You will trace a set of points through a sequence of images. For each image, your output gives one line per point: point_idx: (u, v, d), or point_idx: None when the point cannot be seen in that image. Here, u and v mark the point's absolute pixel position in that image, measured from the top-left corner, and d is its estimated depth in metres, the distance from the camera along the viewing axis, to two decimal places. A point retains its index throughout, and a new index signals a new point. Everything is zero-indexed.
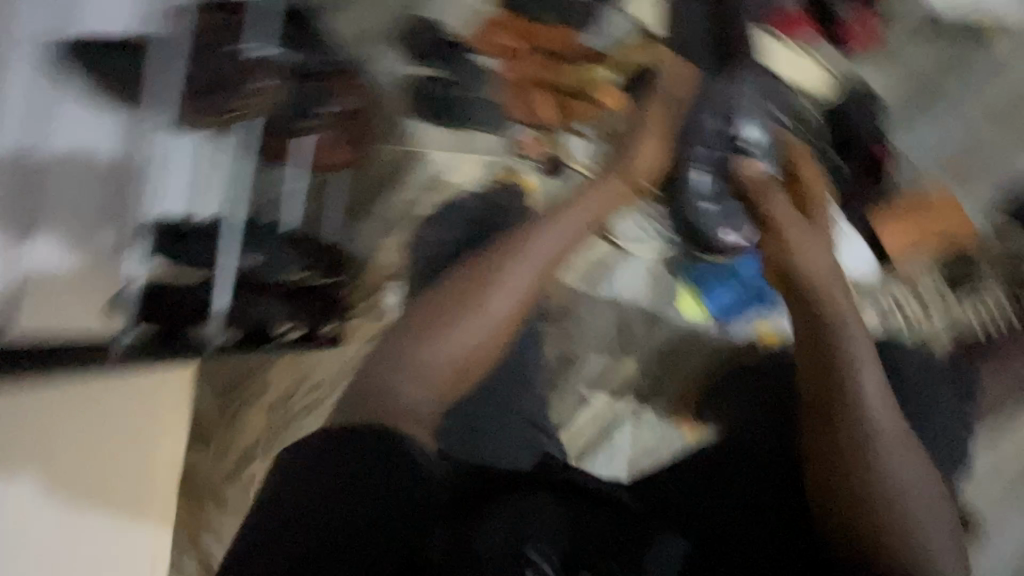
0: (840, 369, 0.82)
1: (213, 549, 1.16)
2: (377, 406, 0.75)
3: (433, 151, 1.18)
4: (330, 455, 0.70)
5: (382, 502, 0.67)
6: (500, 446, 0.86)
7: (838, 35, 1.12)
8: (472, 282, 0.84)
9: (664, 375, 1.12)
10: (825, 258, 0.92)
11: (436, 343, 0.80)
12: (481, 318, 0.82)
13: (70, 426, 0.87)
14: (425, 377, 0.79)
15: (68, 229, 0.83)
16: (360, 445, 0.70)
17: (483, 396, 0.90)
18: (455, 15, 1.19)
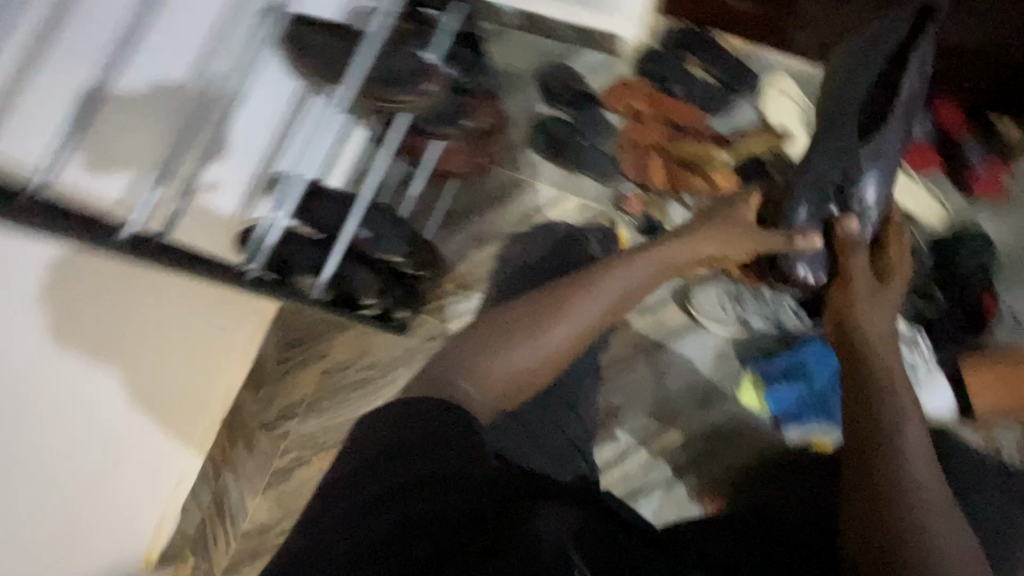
0: (884, 410, 0.67)
1: (232, 488, 1.22)
2: (450, 393, 0.70)
3: (542, 183, 1.26)
4: (400, 442, 0.63)
5: (435, 474, 0.60)
6: (546, 459, 0.80)
7: (963, 177, 1.13)
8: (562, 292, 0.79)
9: (708, 456, 1.10)
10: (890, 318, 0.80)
11: (508, 346, 0.75)
12: (563, 325, 0.77)
13: (159, 319, 0.95)
14: (491, 382, 0.73)
15: (238, 173, 0.97)
16: (425, 427, 0.63)
17: (539, 406, 0.85)
18: (596, 73, 1.30)
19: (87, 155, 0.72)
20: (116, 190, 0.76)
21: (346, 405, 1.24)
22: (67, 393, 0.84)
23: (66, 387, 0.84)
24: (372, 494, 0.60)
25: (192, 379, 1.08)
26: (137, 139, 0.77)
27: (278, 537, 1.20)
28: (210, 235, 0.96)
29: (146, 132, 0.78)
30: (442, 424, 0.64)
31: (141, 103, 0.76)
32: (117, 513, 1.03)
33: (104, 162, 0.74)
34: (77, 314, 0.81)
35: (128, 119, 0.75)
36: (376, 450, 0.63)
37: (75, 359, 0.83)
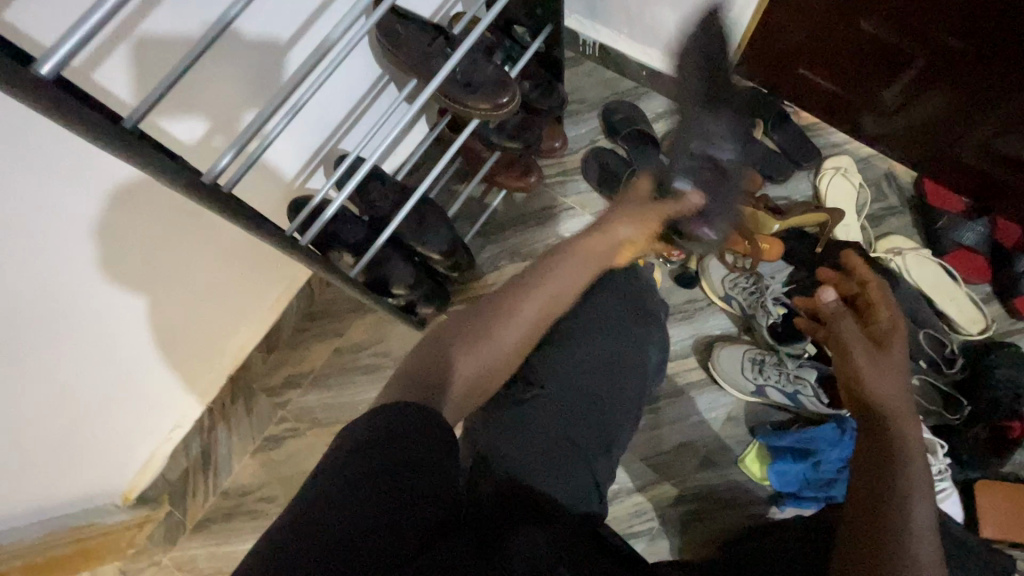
0: (889, 489, 0.54)
1: (221, 443, 1.22)
2: (436, 390, 0.60)
3: (587, 211, 1.27)
4: (391, 456, 0.47)
5: (437, 483, 0.49)
6: (543, 474, 0.66)
7: (1009, 295, 1.10)
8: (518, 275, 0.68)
9: (698, 517, 1.07)
10: (901, 383, 0.62)
11: (478, 343, 0.63)
12: (528, 305, 0.65)
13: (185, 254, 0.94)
14: (460, 377, 0.62)
15: (305, 143, 1.00)
16: (412, 426, 0.49)
17: (540, 410, 0.72)
18: (660, 118, 1.32)
19: (177, 95, 0.76)
20: (196, 133, 0.81)
21: (351, 385, 1.24)
22: (99, 312, 0.86)
23: (98, 307, 0.86)
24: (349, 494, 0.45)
25: (214, 328, 1.11)
26: (220, 88, 0.81)
27: (256, 502, 1.20)
28: (265, 194, 1.00)
29: (232, 86, 0.82)
30: (433, 437, 0.50)
31: (235, 57, 0.80)
32: (114, 441, 1.05)
33: (186, 103, 0.78)
34: (122, 237, 0.82)
35: (220, 76, 0.80)
36: (361, 469, 0.46)
37: (107, 279, 0.84)
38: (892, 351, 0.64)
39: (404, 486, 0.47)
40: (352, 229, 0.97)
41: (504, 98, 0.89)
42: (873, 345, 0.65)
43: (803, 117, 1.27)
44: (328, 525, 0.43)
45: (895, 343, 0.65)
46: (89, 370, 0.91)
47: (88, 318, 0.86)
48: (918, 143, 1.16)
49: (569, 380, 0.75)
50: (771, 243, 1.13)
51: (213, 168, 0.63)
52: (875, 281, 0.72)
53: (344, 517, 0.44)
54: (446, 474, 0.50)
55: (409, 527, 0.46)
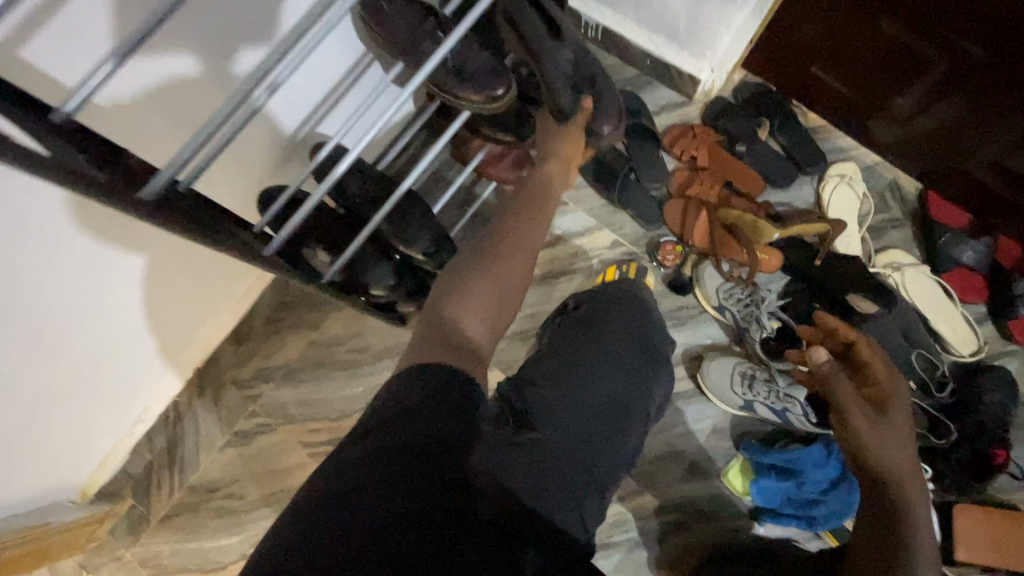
0: (895, 552, 0.58)
1: (188, 436, 1.17)
2: (449, 326, 0.71)
3: (581, 208, 1.21)
4: (404, 423, 0.56)
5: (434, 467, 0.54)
6: (550, 488, 0.64)
7: (1004, 317, 1.08)
8: (508, 233, 0.81)
9: (677, 530, 1.06)
10: (904, 449, 0.66)
11: (481, 278, 0.76)
12: (517, 239, 0.81)
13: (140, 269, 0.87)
14: (470, 309, 0.73)
15: (279, 126, 0.92)
16: (424, 392, 0.59)
17: (554, 425, 0.71)
18: (662, 111, 1.25)
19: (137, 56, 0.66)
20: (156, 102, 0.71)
21: (326, 381, 1.19)
22: (84, 309, 0.83)
23: (97, 296, 0.83)
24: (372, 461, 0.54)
25: (187, 313, 1.04)
26: (187, 51, 0.70)
27: (224, 499, 1.15)
28: (231, 183, 0.91)
29: (202, 48, 0.72)
30: (444, 402, 0.59)
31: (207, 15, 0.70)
32: (76, 434, 0.99)
33: (148, 66, 0.67)
34: (109, 237, 0.78)
35: (177, 55, 0.70)
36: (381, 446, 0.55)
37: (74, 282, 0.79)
38: (891, 415, 0.68)
39: (413, 452, 0.54)
40: (327, 223, 0.90)
41: (499, 90, 0.82)
42: (872, 409, 0.70)
43: (811, 118, 1.21)
44: (350, 480, 0.53)
45: (893, 405, 0.69)
46: (69, 364, 0.86)
47: (85, 308, 0.83)
48: (926, 155, 1.11)
49: (570, 423, 0.72)
50: (769, 254, 1.09)
51: (157, 179, 0.52)
52: (864, 338, 0.76)
53: (363, 475, 0.53)
54: (451, 444, 0.56)
55: (409, 481, 0.53)
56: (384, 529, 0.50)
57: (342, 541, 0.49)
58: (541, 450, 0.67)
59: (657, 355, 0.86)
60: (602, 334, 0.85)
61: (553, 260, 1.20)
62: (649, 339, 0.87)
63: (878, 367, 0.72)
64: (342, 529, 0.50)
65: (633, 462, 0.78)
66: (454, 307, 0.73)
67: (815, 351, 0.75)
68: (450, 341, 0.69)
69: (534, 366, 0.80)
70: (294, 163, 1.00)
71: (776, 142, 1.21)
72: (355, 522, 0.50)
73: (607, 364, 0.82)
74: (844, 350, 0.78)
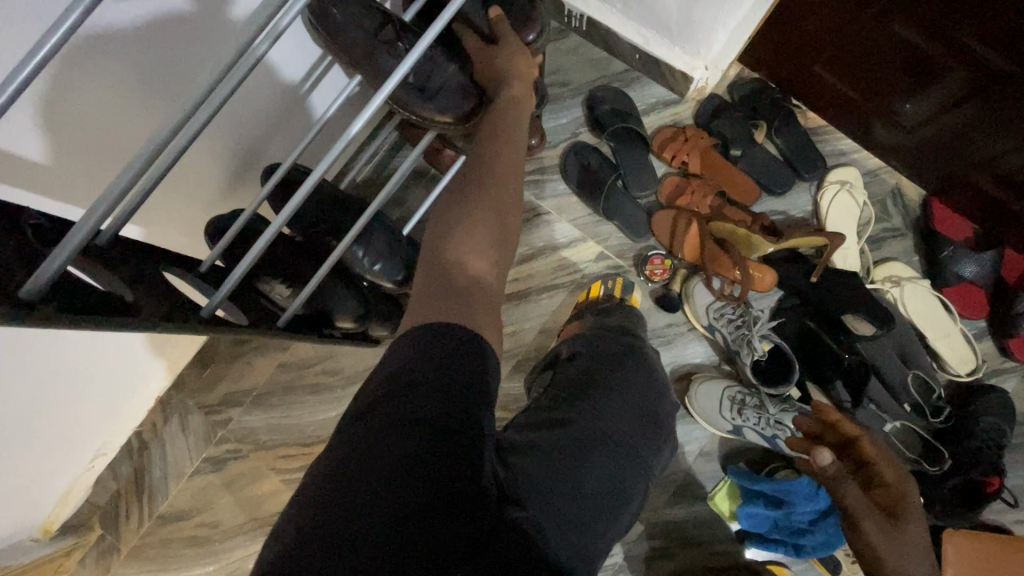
0: None
1: (156, 463, 1.12)
2: (461, 258, 0.64)
3: (564, 218, 1.13)
4: (417, 405, 0.51)
5: (450, 453, 0.50)
6: (559, 501, 0.66)
7: (1003, 335, 1.04)
8: (488, 170, 0.69)
9: (663, 555, 1.04)
10: (920, 560, 0.79)
11: (483, 201, 0.68)
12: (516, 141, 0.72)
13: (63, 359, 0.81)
14: (476, 235, 0.65)
15: (227, 145, 0.82)
16: (433, 370, 0.52)
17: (559, 441, 0.74)
18: (652, 110, 1.16)
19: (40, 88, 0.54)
20: (72, 141, 0.60)
21: (296, 406, 1.14)
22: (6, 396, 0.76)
23: (15, 386, 0.76)
24: (376, 454, 0.48)
25: (141, 347, 0.96)
26: (102, 78, 0.59)
27: (195, 528, 1.11)
28: (177, 214, 0.82)
29: (123, 71, 0.61)
30: (460, 383, 0.53)
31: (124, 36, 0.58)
32: (29, 480, 0.92)
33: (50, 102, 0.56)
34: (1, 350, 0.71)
35: (88, 87, 0.58)
36: (393, 434, 0.49)
37: None
38: (904, 525, 0.80)
39: (428, 440, 0.49)
40: (286, 255, 0.80)
41: (467, 111, 0.74)
42: (889, 521, 0.81)
43: (811, 117, 1.13)
44: (358, 472, 0.47)
45: (912, 520, 0.81)
46: (32, 406, 0.82)
47: (76, 361, 0.84)
48: (932, 161, 1.04)
49: (571, 435, 0.75)
50: (762, 271, 1.03)
51: (49, 263, 0.43)
52: (867, 435, 0.87)
53: (373, 463, 0.48)
54: (469, 428, 0.52)
55: (433, 471, 0.49)
56: (402, 523, 0.46)
57: (353, 545, 0.44)
58: (542, 471, 0.68)
59: (654, 408, 0.86)
60: (594, 404, 0.81)
61: (536, 274, 1.13)
62: (631, 400, 0.84)
63: (884, 469, 0.85)
64: (355, 526, 0.45)
65: (629, 514, 0.75)
66: (451, 251, 0.64)
67: (818, 453, 0.82)
68: (454, 286, 0.61)
69: (521, 436, 0.75)
70: (249, 182, 0.91)
71: (773, 145, 1.13)
72: (369, 516, 0.46)
73: (601, 434, 0.78)
74: (846, 445, 0.90)
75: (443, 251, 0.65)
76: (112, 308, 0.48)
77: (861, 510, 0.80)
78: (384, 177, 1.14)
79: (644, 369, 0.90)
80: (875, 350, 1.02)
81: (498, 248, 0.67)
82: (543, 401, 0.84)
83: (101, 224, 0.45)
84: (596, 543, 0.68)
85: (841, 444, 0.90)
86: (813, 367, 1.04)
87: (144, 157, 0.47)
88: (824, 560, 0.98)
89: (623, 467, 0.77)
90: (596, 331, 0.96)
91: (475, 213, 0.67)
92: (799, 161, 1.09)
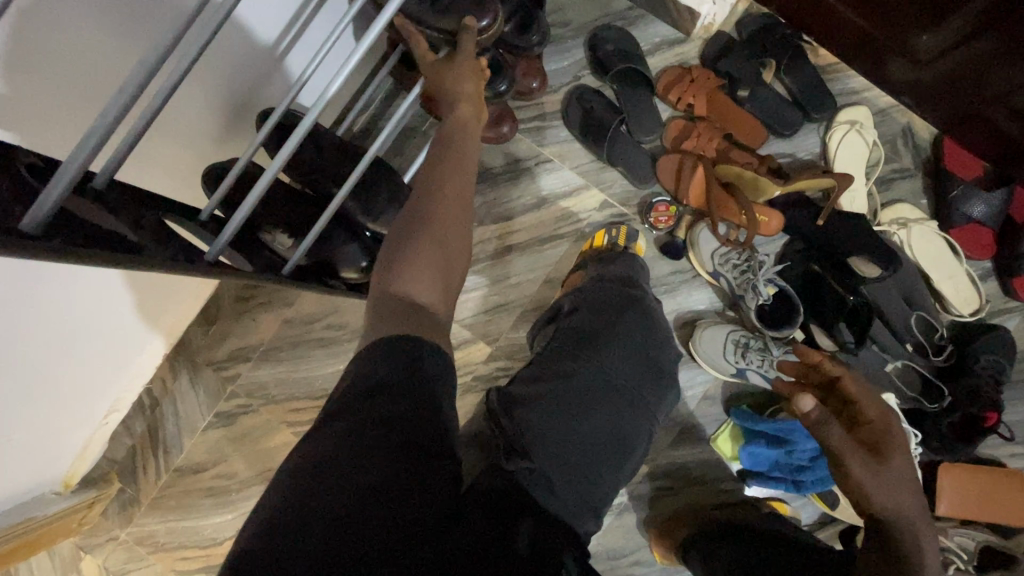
0: None
1: (169, 419, 1.14)
2: (407, 303, 0.56)
3: (567, 165, 1.11)
4: (379, 404, 0.49)
5: (412, 437, 0.49)
6: (566, 452, 0.72)
7: (1006, 276, 1.04)
8: (434, 202, 0.60)
9: (665, 494, 1.07)
10: (913, 495, 0.67)
11: (416, 216, 0.59)
12: (458, 141, 0.64)
13: (70, 324, 0.81)
14: (417, 268, 0.58)
15: (220, 91, 0.79)
16: (389, 371, 0.51)
17: (561, 392, 0.77)
18: (657, 50, 1.11)
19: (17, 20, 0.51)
20: None
21: (304, 360, 1.15)
22: (18, 363, 0.76)
23: (26, 355, 0.77)
24: (341, 442, 0.48)
25: (145, 310, 0.96)
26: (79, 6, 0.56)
27: (213, 480, 1.14)
28: (173, 169, 0.79)
29: None
30: (407, 378, 0.51)
31: None
32: (48, 439, 0.94)
33: None
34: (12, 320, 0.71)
35: (65, 12, 0.53)
36: (357, 422, 0.49)
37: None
38: (889, 460, 0.66)
39: (388, 431, 0.49)
40: (287, 203, 0.78)
41: (484, 22, 0.70)
42: (874, 455, 0.67)
43: (822, 54, 1.10)
44: (329, 458, 0.47)
45: (902, 463, 0.67)
46: (42, 367, 0.81)
47: (85, 312, 0.82)
48: (945, 97, 1.02)
49: (567, 392, 0.78)
50: (768, 216, 1.02)
51: (46, 197, 0.41)
52: (850, 373, 0.72)
53: (341, 456, 0.47)
54: (429, 413, 0.51)
55: (396, 455, 0.48)
56: (374, 505, 0.46)
57: (335, 528, 0.44)
58: (540, 430, 0.72)
59: (654, 365, 0.87)
60: (596, 360, 0.83)
61: (538, 224, 1.11)
62: (619, 359, 0.84)
63: (865, 407, 0.70)
64: (329, 500, 0.45)
65: (630, 467, 0.79)
66: (395, 284, 0.57)
67: (800, 397, 0.67)
68: (402, 313, 0.55)
69: (528, 387, 0.79)
70: (242, 132, 0.88)
71: (782, 85, 1.10)
72: (341, 500, 0.45)
73: (601, 388, 0.80)
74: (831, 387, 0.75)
75: (383, 280, 0.58)
76: (115, 247, 0.47)
77: (844, 449, 0.66)
78: (380, 128, 1.11)
79: (643, 322, 0.90)
80: (880, 293, 1.03)
81: (443, 271, 0.59)
82: (541, 358, 0.85)
83: (93, 159, 0.44)
84: (601, 491, 0.73)
85: (826, 385, 0.75)
86: (817, 310, 1.03)
87: (135, 87, 0.45)
88: (822, 495, 1.01)
89: (617, 418, 0.79)
90: (594, 282, 0.94)
91: (418, 240, 0.58)
92: (809, 102, 1.07)
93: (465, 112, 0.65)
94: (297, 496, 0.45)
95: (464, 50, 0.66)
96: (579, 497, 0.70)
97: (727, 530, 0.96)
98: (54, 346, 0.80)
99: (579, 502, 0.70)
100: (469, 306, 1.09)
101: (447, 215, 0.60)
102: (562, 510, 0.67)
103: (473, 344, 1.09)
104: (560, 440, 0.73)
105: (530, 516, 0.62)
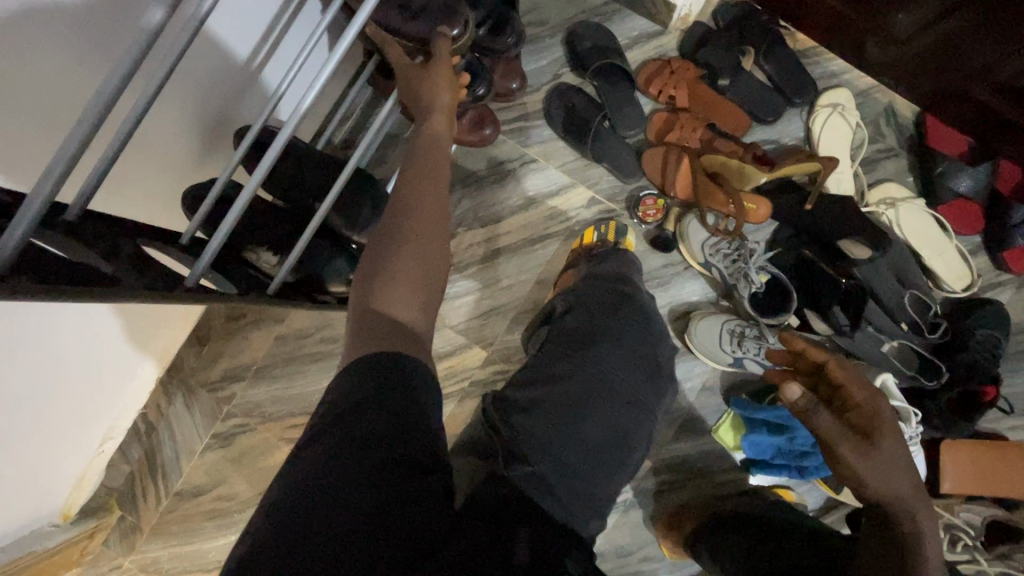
0: None
1: (165, 443, 1.13)
2: (390, 318, 0.55)
3: (552, 164, 1.10)
4: (368, 421, 0.48)
5: (403, 456, 0.49)
6: (565, 456, 0.72)
7: (995, 250, 1.04)
8: (413, 210, 0.60)
9: (670, 488, 1.07)
10: (909, 478, 0.66)
11: (397, 228, 0.59)
12: (435, 151, 0.64)
13: (59, 355, 0.80)
14: (399, 278, 0.57)
15: (197, 109, 0.78)
16: (375, 389, 0.50)
17: (557, 396, 0.77)
18: (636, 43, 1.11)
19: None
20: None
21: (299, 375, 1.15)
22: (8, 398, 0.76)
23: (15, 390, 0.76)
24: (331, 464, 0.47)
25: (135, 335, 0.95)
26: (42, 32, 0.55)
27: (213, 502, 1.13)
28: (152, 191, 0.78)
29: None
30: (396, 394, 0.50)
31: None
32: (43, 472, 0.93)
33: None
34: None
35: (28, 41, 0.52)
36: (345, 441, 0.48)
37: None
38: (883, 444, 0.66)
39: (380, 451, 0.48)
40: (270, 219, 0.77)
41: (455, 30, 0.68)
42: (865, 439, 0.66)
43: (800, 39, 1.10)
44: (319, 484, 0.46)
45: (895, 445, 0.66)
46: (33, 401, 0.80)
47: (72, 340, 0.81)
48: (923, 75, 1.02)
49: (563, 394, 0.77)
50: (756, 203, 1.01)
51: (11, 232, 0.41)
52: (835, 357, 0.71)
53: (331, 477, 0.46)
54: (421, 430, 0.50)
55: (389, 474, 0.48)
56: (368, 526, 0.46)
57: (325, 555, 0.43)
58: (536, 435, 0.72)
59: (650, 361, 0.86)
60: (592, 360, 0.82)
61: (527, 225, 1.10)
62: (615, 357, 0.83)
63: (852, 390, 0.69)
64: (319, 524, 0.44)
65: (631, 465, 0.78)
66: (375, 299, 0.56)
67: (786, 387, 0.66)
68: (385, 329, 0.54)
69: (524, 391, 0.78)
70: (221, 149, 0.87)
71: (762, 71, 1.10)
72: (332, 522, 0.45)
73: (598, 388, 0.80)
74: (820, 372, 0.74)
75: (364, 295, 0.57)
76: (90, 275, 0.46)
77: (833, 435, 0.66)
78: (362, 137, 1.10)
79: (637, 320, 0.89)
80: (873, 274, 1.02)
81: (426, 279, 0.58)
82: (536, 361, 0.84)
83: (58, 191, 0.43)
84: (603, 493, 0.73)
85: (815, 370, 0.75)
86: (810, 295, 1.03)
87: (100, 115, 0.44)
88: (826, 480, 1.01)
89: (617, 416, 0.78)
90: (588, 283, 0.93)
91: (397, 251, 0.58)
92: (790, 88, 1.07)
93: (438, 120, 0.66)
94: (287, 519, 0.44)
95: (438, 57, 0.67)
96: (582, 501, 0.70)
97: (733, 522, 0.95)
98: (43, 378, 0.79)
99: (580, 506, 0.70)
100: (462, 310, 1.09)
101: (427, 222, 0.60)
102: (564, 515, 0.67)
103: (468, 349, 1.08)
104: (559, 443, 0.72)
105: (531, 524, 0.61)
